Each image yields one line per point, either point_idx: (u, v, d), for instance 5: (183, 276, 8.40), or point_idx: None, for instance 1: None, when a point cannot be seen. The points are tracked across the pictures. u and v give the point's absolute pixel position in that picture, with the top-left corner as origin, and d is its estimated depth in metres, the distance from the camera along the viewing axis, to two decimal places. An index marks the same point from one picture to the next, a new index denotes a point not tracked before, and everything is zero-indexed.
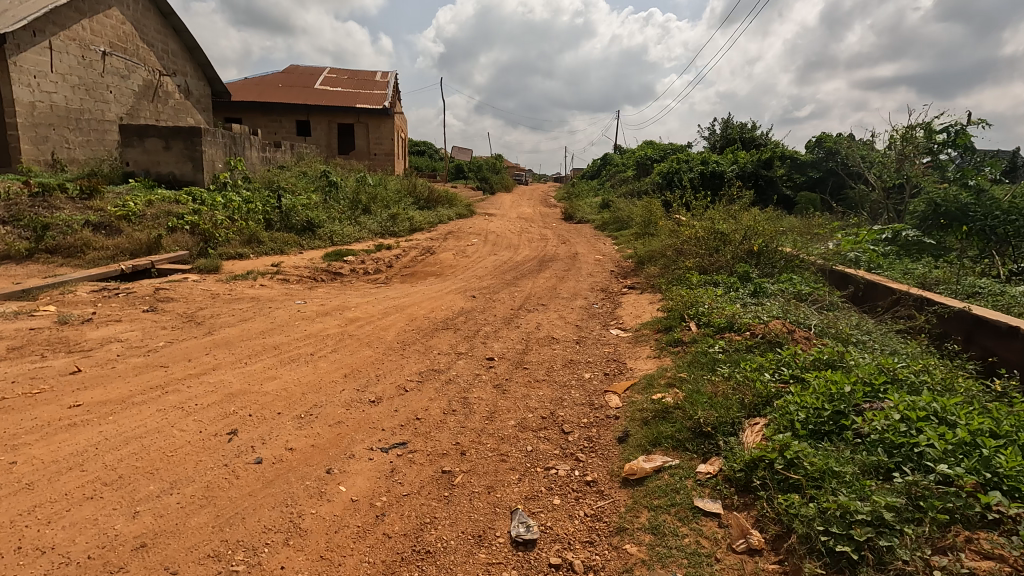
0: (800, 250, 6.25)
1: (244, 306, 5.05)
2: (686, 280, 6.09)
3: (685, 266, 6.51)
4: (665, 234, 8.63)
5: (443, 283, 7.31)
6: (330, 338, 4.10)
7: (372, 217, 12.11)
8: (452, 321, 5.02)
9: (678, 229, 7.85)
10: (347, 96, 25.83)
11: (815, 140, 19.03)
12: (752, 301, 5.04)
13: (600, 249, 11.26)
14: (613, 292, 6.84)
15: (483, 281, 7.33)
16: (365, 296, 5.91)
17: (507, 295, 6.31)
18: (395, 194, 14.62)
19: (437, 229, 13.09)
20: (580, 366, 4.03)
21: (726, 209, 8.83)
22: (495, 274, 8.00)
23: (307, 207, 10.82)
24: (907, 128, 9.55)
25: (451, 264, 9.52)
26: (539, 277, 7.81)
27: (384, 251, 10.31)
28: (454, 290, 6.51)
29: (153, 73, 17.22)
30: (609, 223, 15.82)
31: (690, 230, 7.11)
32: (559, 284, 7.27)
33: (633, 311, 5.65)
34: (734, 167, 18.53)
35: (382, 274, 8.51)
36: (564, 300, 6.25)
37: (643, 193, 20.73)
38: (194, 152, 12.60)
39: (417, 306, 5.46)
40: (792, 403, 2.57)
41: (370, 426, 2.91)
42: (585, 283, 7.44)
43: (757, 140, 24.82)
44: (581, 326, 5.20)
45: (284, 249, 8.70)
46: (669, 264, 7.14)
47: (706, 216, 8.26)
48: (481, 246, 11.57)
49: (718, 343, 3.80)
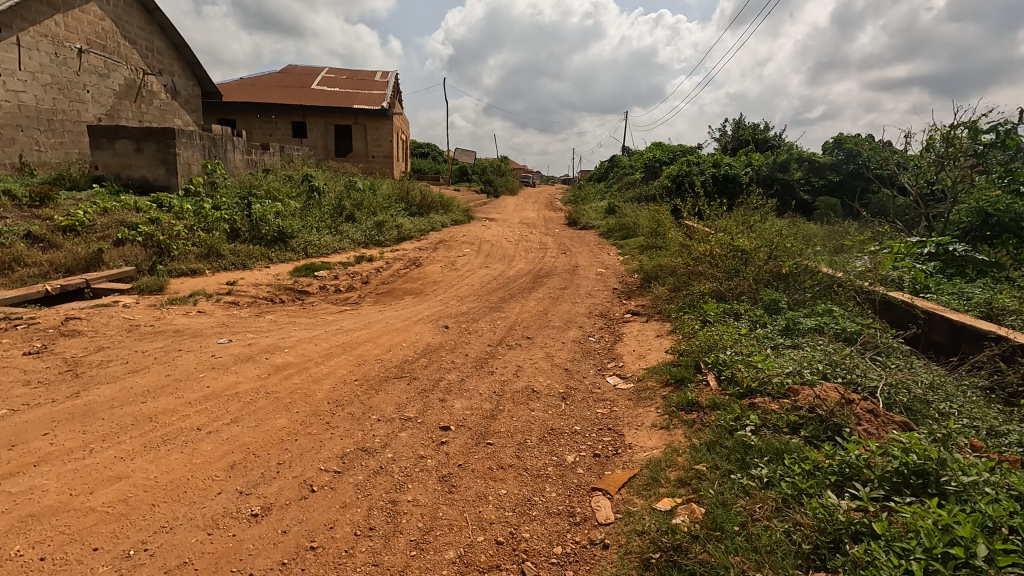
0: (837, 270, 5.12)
1: (155, 345, 4.11)
2: (700, 308, 5.06)
3: (699, 291, 5.35)
4: (674, 248, 7.57)
5: (419, 306, 6.35)
6: (236, 399, 3.16)
7: (357, 225, 11.20)
8: (410, 366, 4.04)
9: (689, 244, 6.78)
10: (344, 96, 25.02)
11: (833, 141, 17.96)
12: (785, 345, 3.87)
13: (603, 261, 10.26)
14: (614, 319, 5.84)
15: (465, 303, 6.36)
16: (317, 327, 4.96)
17: (488, 325, 5.35)
18: (385, 199, 13.71)
19: (427, 237, 12.17)
20: (560, 440, 3.03)
21: (745, 219, 7.81)
22: (482, 293, 7.04)
23: (284, 215, 9.93)
24: (950, 126, 8.30)
25: (435, 279, 8.56)
26: (530, 297, 6.84)
27: (364, 263, 9.41)
28: (427, 317, 5.54)
29: (135, 72, 16.47)
30: (614, 230, 14.82)
31: (704, 247, 6.06)
32: (552, 308, 6.29)
33: (636, 349, 4.65)
34: (748, 170, 17.47)
35: (355, 292, 7.58)
36: (555, 331, 5.28)
37: (652, 198, 19.68)
38: (167, 155, 11.77)
39: (373, 342, 4.50)
40: (887, 570, 1.58)
41: (232, 567, 1.95)
42: (582, 306, 6.45)
43: (771, 142, 23.75)
44: (571, 370, 4.21)
45: (247, 263, 7.81)
46: (677, 290, 5.99)
47: (721, 228, 7.17)
48: (474, 256, 10.63)
49: (751, 416, 2.79)
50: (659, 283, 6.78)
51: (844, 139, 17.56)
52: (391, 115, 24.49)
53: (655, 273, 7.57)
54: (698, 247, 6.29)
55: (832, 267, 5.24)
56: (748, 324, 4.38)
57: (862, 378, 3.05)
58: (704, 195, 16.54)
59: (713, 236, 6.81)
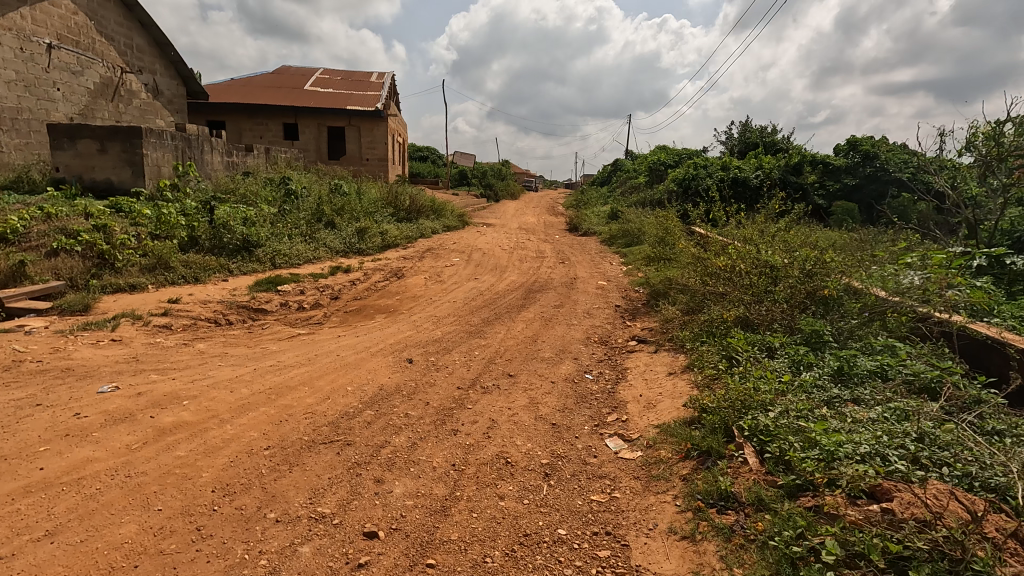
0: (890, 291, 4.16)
1: (24, 392, 3.19)
2: (722, 340, 4.09)
3: (720, 317, 4.38)
4: (685, 261, 6.61)
5: (387, 330, 5.39)
6: (74, 491, 2.22)
7: (337, 232, 10.28)
8: (347, 422, 3.08)
9: (704, 256, 5.81)
10: (338, 97, 24.20)
11: (848, 143, 16.99)
12: (844, 401, 2.92)
13: (604, 273, 9.30)
14: (616, 348, 4.87)
15: (441, 327, 5.40)
16: (248, 362, 4.01)
17: (463, 358, 4.39)
18: (371, 203, 12.80)
19: (415, 245, 11.25)
20: (535, 558, 2.08)
21: (767, 228, 6.85)
22: (463, 312, 6.09)
23: (254, 221, 9.03)
24: (998, 121, 7.32)
25: (415, 294, 7.62)
26: (519, 317, 5.90)
27: (339, 275, 8.49)
28: (391, 347, 4.59)
29: (112, 70, 15.64)
30: (617, 237, 13.88)
31: (724, 262, 5.10)
32: (543, 332, 5.35)
33: (644, 395, 3.68)
34: (758, 173, 16.54)
35: (321, 310, 6.65)
36: (545, 366, 4.32)
37: (656, 203, 18.74)
38: (133, 156, 10.91)
39: (309, 385, 3.54)
40: None
41: None
42: (578, 329, 5.51)
43: (780, 144, 22.82)
44: (559, 426, 3.26)
45: (199, 276, 6.90)
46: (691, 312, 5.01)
47: (743, 237, 6.20)
48: (463, 266, 9.71)
49: (824, 536, 1.85)
50: (669, 303, 5.81)
51: (859, 141, 16.63)
52: (386, 116, 23.64)
53: (665, 289, 6.61)
54: (716, 261, 5.34)
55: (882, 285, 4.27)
56: (786, 364, 3.42)
57: (978, 468, 2.10)
58: (713, 200, 15.57)
59: (733, 246, 5.84)
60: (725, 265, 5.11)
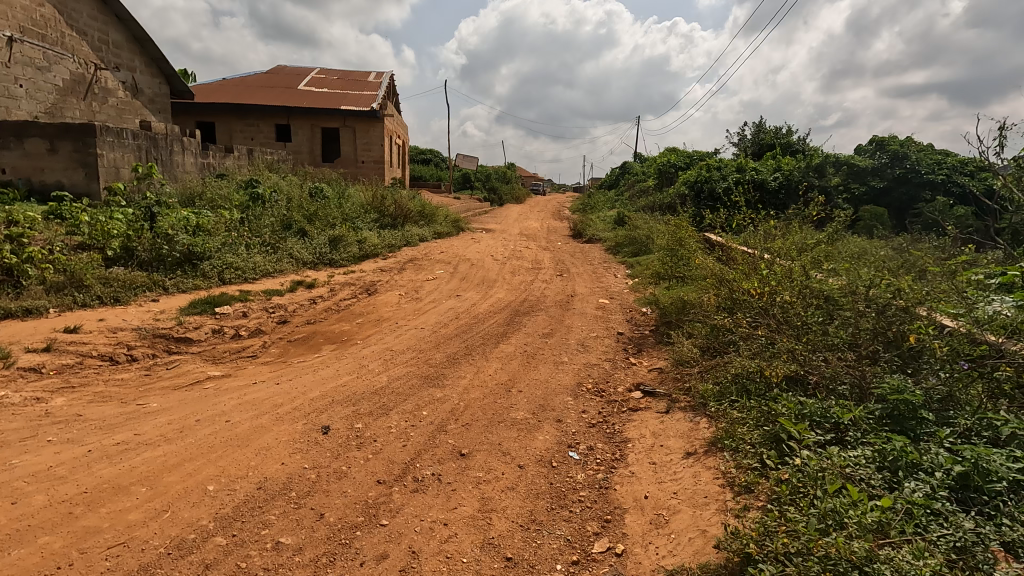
0: (970, 308, 2.91)
1: None
2: (763, 408, 2.90)
3: (757, 370, 3.20)
4: (704, 279, 5.41)
5: (324, 371, 4.23)
6: None
7: (307, 242, 9.16)
8: (170, 567, 1.93)
9: (732, 274, 4.61)
10: (333, 97, 23.20)
11: (873, 143, 15.75)
12: (993, 555, 1.74)
13: (607, 289, 8.14)
14: (616, 405, 3.66)
15: (391, 368, 4.22)
16: (93, 435, 2.85)
17: (403, 423, 3.21)
18: (354, 208, 11.73)
19: (397, 255, 10.16)
20: None
21: (803, 236, 5.65)
22: (427, 344, 4.92)
23: (208, 230, 7.94)
24: None
25: (381, 315, 6.50)
26: (495, 352, 4.75)
27: (301, 292, 7.39)
28: (313, 402, 3.42)
29: (85, 66, 14.70)
30: (623, 245, 12.73)
31: (761, 289, 3.90)
32: (521, 375, 4.18)
33: (652, 497, 2.51)
34: (777, 175, 15.33)
35: (261, 339, 5.52)
36: (514, 436, 3.13)
37: (666, 207, 17.52)
38: (87, 156, 9.88)
39: (148, 486, 2.38)
40: None
41: None
42: (566, 372, 4.34)
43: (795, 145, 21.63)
44: (513, 565, 2.08)
45: (120, 297, 5.81)
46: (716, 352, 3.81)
47: (778, 250, 4.99)
48: (447, 280, 8.59)
49: None
50: (685, 334, 4.62)
51: (887, 141, 15.36)
52: (383, 117, 22.60)
53: (679, 313, 5.41)
54: (748, 284, 4.16)
55: (964, 301, 3.00)
56: (876, 463, 2.23)
57: None
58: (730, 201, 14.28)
59: (768, 264, 4.63)
60: (762, 292, 3.91)
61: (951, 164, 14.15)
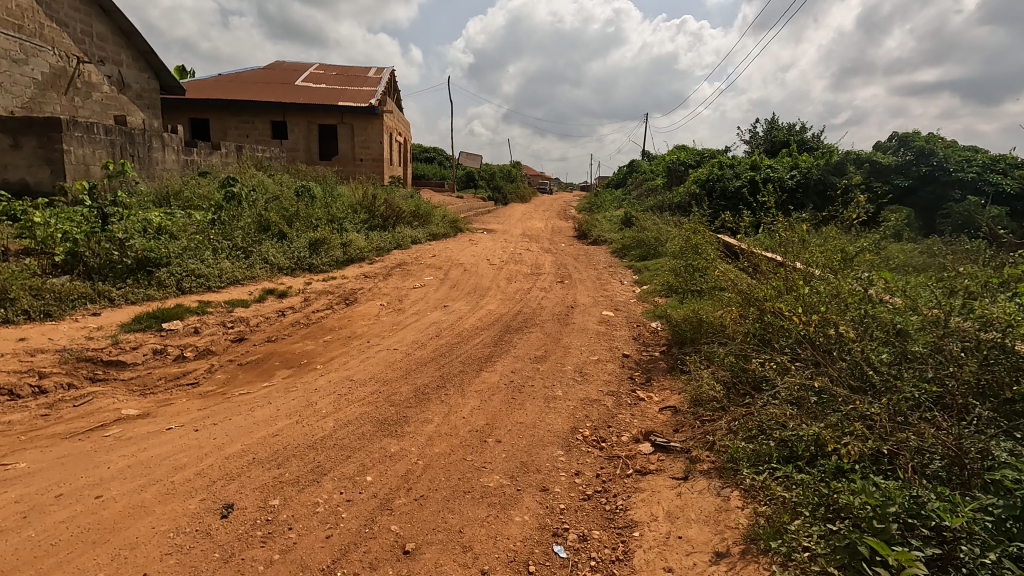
0: None
1: None
2: (824, 496, 2.10)
3: (812, 433, 2.38)
4: (726, 294, 4.56)
5: (262, 411, 3.44)
6: None
7: (284, 245, 8.41)
8: None
9: (765, 291, 3.77)
10: (330, 93, 22.50)
11: (897, 139, 14.81)
12: None
13: (612, 298, 7.35)
14: (620, 464, 2.88)
15: (344, 408, 3.42)
16: None
17: (336, 497, 2.43)
18: (342, 208, 10.99)
19: (385, 259, 9.43)
20: None
21: (841, 240, 4.79)
22: (395, 374, 4.12)
23: (171, 233, 7.22)
24: None
25: (354, 331, 5.74)
26: (475, 383, 3.96)
27: (269, 302, 6.64)
28: (226, 464, 2.64)
29: (66, 59, 14.06)
30: (630, 247, 11.93)
31: (809, 317, 3.07)
32: (502, 417, 3.39)
33: None
34: (793, 173, 14.47)
35: (208, 361, 4.77)
36: (481, 519, 2.34)
37: (676, 207, 16.70)
38: (53, 152, 9.19)
39: None
40: None
41: None
42: (559, 412, 3.54)
43: (811, 142, 20.71)
44: None
45: (52, 311, 5.09)
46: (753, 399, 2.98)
47: (817, 261, 4.13)
48: (435, 288, 7.82)
49: None
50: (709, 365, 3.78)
51: (911, 136, 14.41)
52: (382, 113, 21.86)
53: (698, 334, 4.58)
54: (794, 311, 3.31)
55: None
56: None
57: None
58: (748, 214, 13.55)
59: (812, 279, 3.76)
60: (810, 321, 3.08)
61: (981, 161, 13.19)
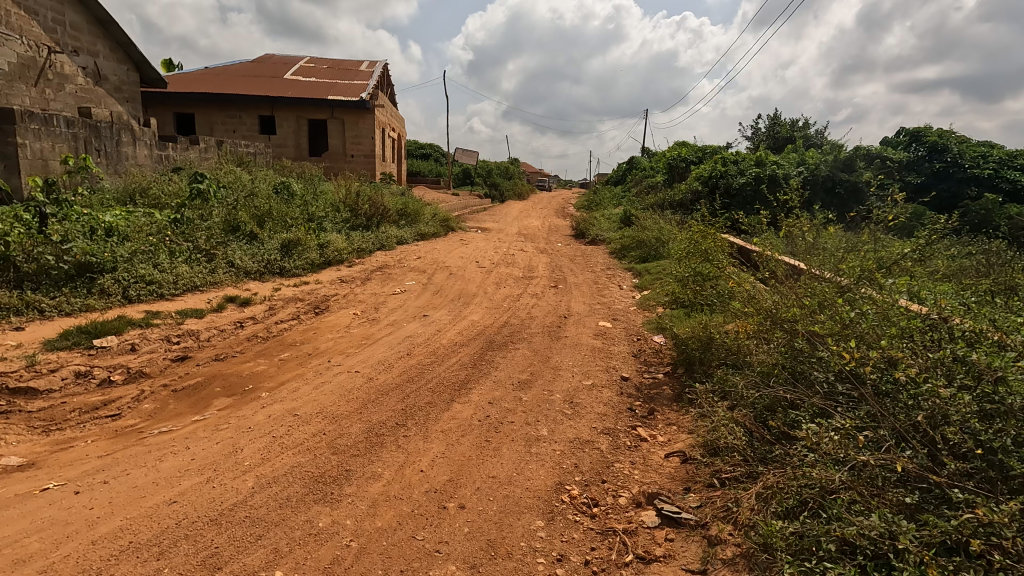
0: None
1: None
2: None
3: (887, 530, 1.73)
4: (743, 306, 3.90)
5: (172, 461, 2.76)
6: None
7: (253, 247, 7.73)
8: None
9: (798, 310, 3.12)
10: (320, 87, 21.78)
11: (908, 134, 14.12)
12: None
13: (610, 307, 6.70)
14: (616, 546, 2.23)
15: (274, 457, 2.74)
16: None
17: None
18: (322, 206, 10.32)
19: (366, 261, 8.78)
20: None
21: (873, 245, 4.11)
22: (350, 407, 3.44)
23: (124, 234, 6.54)
24: None
25: (318, 346, 5.06)
26: (442, 419, 3.29)
27: (229, 312, 5.98)
28: (86, 555, 1.99)
29: (36, 49, 13.34)
30: (630, 247, 11.28)
31: (864, 354, 2.44)
32: (468, 469, 2.73)
33: None
34: (800, 170, 13.81)
35: (139, 386, 4.10)
36: None
37: (677, 205, 16.07)
38: (5, 145, 8.51)
39: None
40: None
41: None
42: (541, 460, 2.88)
43: (816, 138, 20.02)
44: None
45: None
46: (793, 457, 2.35)
47: (850, 268, 3.46)
48: (417, 294, 7.16)
49: None
50: (731, 401, 3.14)
51: (923, 131, 13.71)
52: (373, 107, 21.14)
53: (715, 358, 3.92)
54: (842, 344, 2.69)
55: None
56: None
57: None
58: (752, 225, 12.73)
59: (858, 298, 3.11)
60: (865, 359, 2.46)
61: (998, 157, 12.50)
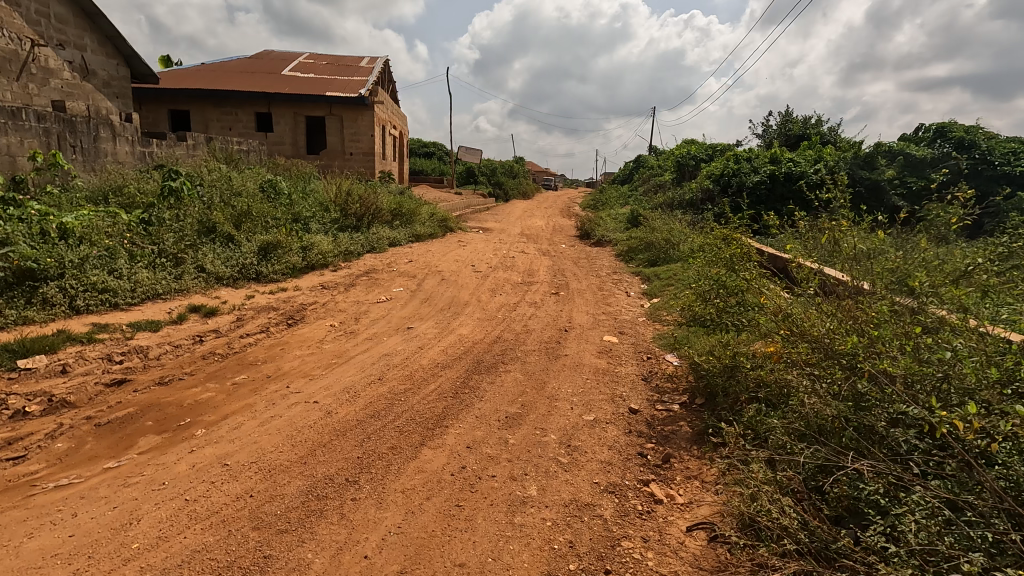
0: None
1: None
2: None
3: None
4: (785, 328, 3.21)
5: (42, 540, 2.15)
6: None
7: (228, 250, 7.12)
8: None
9: (862, 339, 2.46)
10: (318, 83, 21.18)
11: (932, 130, 13.31)
12: None
13: (615, 319, 6.02)
14: None
15: (174, 541, 2.09)
16: None
17: None
18: (310, 206, 9.71)
19: (352, 265, 8.15)
20: None
21: (934, 253, 3.40)
22: (297, 452, 2.79)
23: (81, 237, 5.95)
24: None
25: (281, 366, 4.42)
26: (404, 472, 2.64)
27: (191, 325, 5.36)
28: None
29: (19, 42, 12.77)
30: (636, 249, 10.60)
31: (973, 421, 1.83)
32: (429, 553, 2.08)
33: None
34: (818, 167, 13.04)
35: (60, 419, 3.46)
36: None
37: (687, 204, 15.37)
38: None
39: None
40: None
41: None
42: (524, 537, 2.21)
43: (830, 135, 19.22)
44: None
45: None
46: (874, 563, 1.72)
47: (918, 281, 2.76)
48: (403, 302, 6.53)
49: None
50: (773, 455, 2.49)
51: (949, 125, 12.88)
52: (372, 104, 20.50)
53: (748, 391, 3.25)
54: (936, 400, 2.06)
55: None
56: None
57: None
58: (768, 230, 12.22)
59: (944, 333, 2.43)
60: (973, 427, 1.85)
61: None
